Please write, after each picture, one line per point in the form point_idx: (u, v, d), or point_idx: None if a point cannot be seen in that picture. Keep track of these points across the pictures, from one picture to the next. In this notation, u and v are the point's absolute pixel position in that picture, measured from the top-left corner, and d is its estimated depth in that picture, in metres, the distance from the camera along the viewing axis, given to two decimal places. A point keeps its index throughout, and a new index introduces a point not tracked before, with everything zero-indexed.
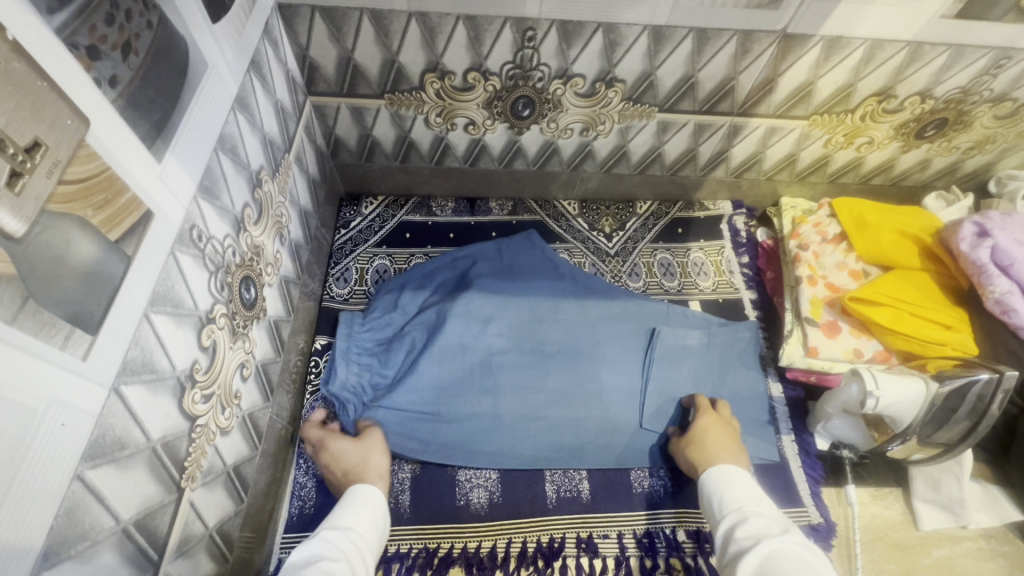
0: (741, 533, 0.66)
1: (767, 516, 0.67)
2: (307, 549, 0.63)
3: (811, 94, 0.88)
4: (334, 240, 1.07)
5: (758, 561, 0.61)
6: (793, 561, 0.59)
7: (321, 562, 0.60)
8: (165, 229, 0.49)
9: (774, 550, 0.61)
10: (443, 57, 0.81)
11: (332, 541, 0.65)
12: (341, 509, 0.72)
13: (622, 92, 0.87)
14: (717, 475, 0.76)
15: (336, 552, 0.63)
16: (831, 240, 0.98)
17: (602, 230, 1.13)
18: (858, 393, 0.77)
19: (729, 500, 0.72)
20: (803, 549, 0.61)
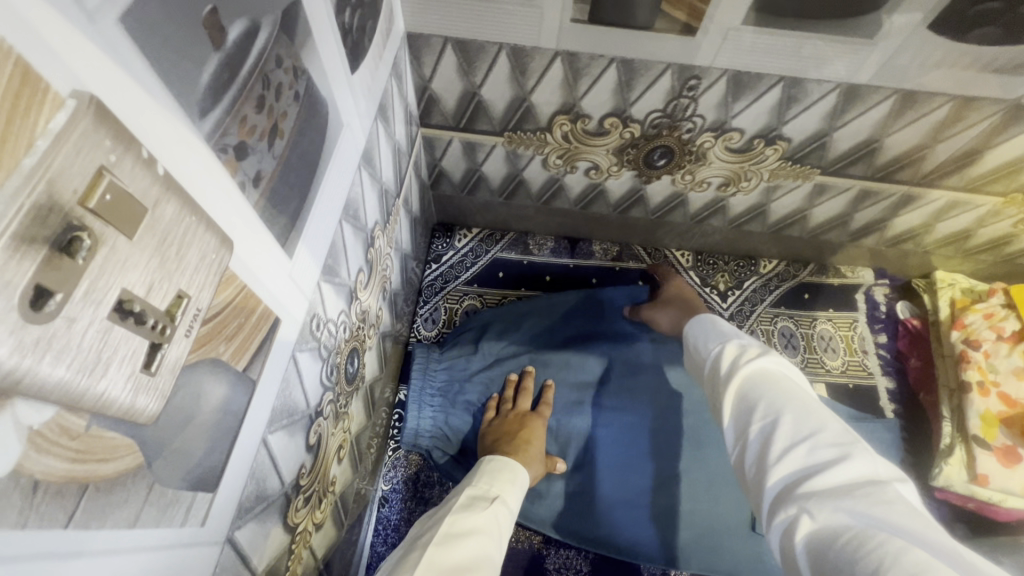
0: (722, 361, 0.54)
1: (746, 342, 0.55)
2: (468, 516, 0.53)
3: (1021, 170, 0.72)
4: (423, 275, 0.99)
5: (740, 385, 0.50)
6: (774, 379, 0.49)
7: (483, 537, 0.51)
8: (289, 332, 0.42)
9: (757, 372, 0.50)
10: (582, 99, 0.70)
11: (492, 515, 0.55)
12: (502, 468, 0.63)
13: (782, 152, 0.74)
14: (701, 321, 0.64)
15: (493, 526, 0.53)
16: (1007, 338, 0.82)
17: (716, 288, 1.00)
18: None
19: (708, 337, 0.60)
20: (782, 367, 0.51)
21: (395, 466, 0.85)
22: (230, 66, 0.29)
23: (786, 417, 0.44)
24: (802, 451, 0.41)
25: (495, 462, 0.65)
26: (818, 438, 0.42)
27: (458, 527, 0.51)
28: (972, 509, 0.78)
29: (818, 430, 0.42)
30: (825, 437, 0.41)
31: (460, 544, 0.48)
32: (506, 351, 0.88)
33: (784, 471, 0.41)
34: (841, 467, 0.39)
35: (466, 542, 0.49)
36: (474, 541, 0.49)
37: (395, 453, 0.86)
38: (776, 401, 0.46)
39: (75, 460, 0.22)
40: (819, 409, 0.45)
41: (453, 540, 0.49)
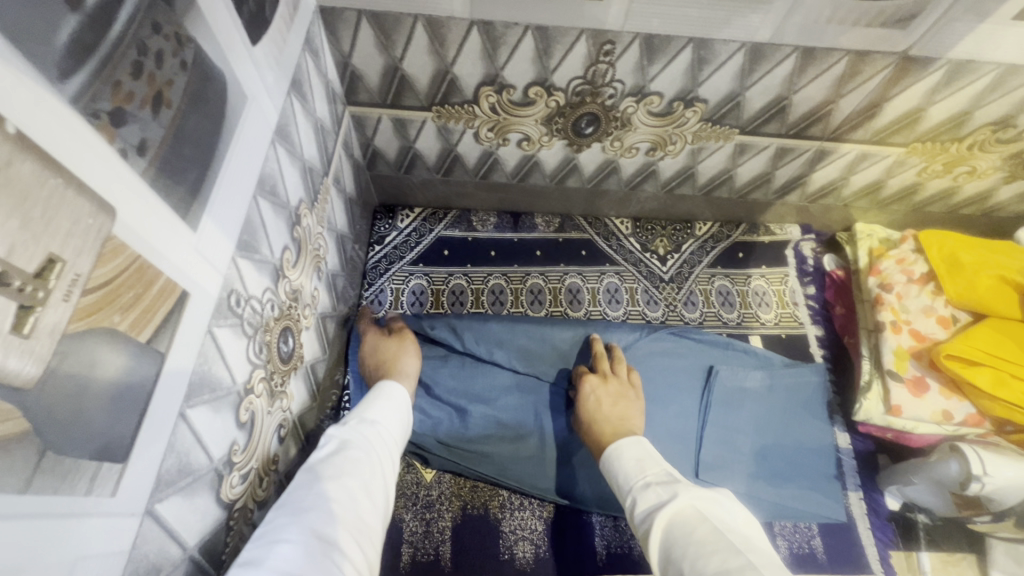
0: (640, 512, 0.57)
1: (658, 485, 0.59)
2: (331, 440, 0.58)
3: (917, 121, 0.77)
4: (367, 257, 0.99)
5: (661, 543, 0.53)
6: (684, 527, 0.52)
7: (333, 482, 0.52)
8: (202, 306, 0.42)
9: (673, 523, 0.53)
10: (504, 70, 0.71)
11: (348, 454, 0.56)
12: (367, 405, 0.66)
13: (701, 113, 0.77)
14: (609, 459, 0.68)
15: (358, 459, 0.56)
16: (917, 280, 0.89)
17: (656, 252, 1.04)
18: (959, 471, 0.69)
19: (624, 477, 0.64)
20: (694, 506, 0.54)
21: None
22: (95, 29, 0.29)
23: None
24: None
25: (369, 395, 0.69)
26: None
27: (304, 489, 0.51)
28: (891, 438, 0.85)
29: None
30: None
31: (305, 500, 0.50)
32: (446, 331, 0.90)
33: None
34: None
35: (315, 498, 0.50)
36: (322, 488, 0.51)
37: None
38: (697, 564, 0.47)
39: None
40: (726, 548, 0.48)
41: (299, 500, 0.50)
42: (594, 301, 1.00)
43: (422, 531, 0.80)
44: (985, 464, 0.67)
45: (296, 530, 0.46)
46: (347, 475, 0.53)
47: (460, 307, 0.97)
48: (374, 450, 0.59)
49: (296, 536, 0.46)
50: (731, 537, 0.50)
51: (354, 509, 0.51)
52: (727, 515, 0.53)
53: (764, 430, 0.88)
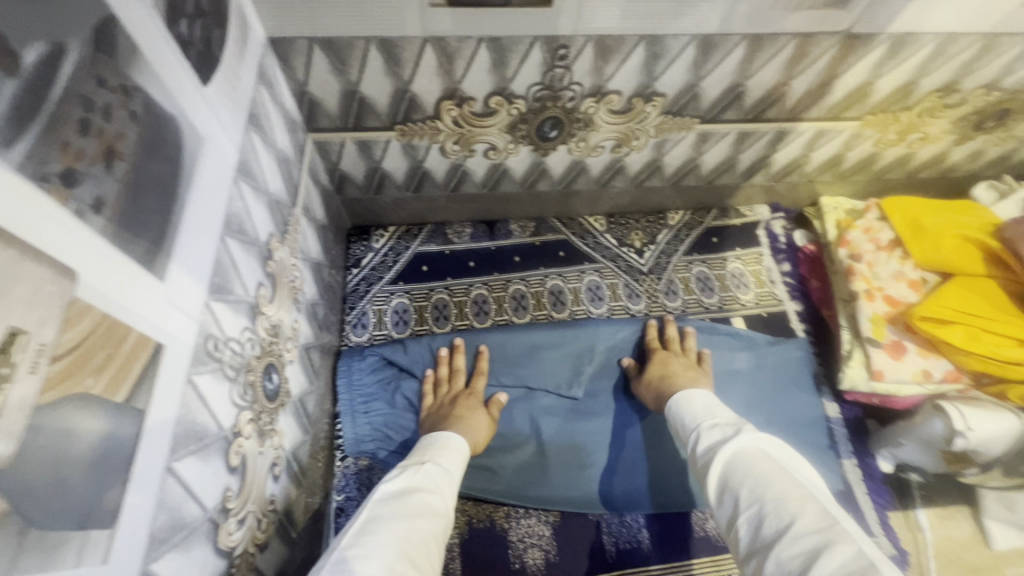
0: (705, 446, 0.63)
1: (724, 425, 0.64)
2: (404, 477, 0.62)
3: (868, 95, 0.79)
4: (345, 281, 0.98)
5: (721, 470, 0.57)
6: (745, 459, 0.56)
7: (406, 520, 0.55)
8: (180, 356, 0.41)
9: (737, 456, 0.57)
10: (462, 83, 0.71)
11: (421, 494, 0.60)
12: (435, 447, 0.70)
13: (661, 106, 0.78)
14: (678, 403, 0.74)
15: (429, 503, 0.59)
16: (885, 247, 0.91)
17: (632, 246, 1.05)
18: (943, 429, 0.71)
19: (691, 420, 0.69)
20: (758, 445, 0.58)
21: (346, 475, 0.82)
22: (35, 92, 0.28)
23: (762, 502, 0.51)
24: (772, 531, 0.49)
25: (429, 438, 0.73)
26: (797, 526, 0.47)
27: (380, 519, 0.55)
28: (877, 404, 0.87)
29: (795, 520, 0.48)
30: (802, 519, 0.47)
31: (379, 534, 0.52)
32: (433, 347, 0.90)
33: (768, 549, 0.47)
34: (819, 556, 0.44)
35: (391, 533, 0.53)
36: (397, 523, 0.54)
37: (345, 463, 0.82)
38: (756, 489, 0.52)
39: None
40: (785, 481, 0.52)
41: (375, 534, 0.53)
42: (577, 301, 1.00)
43: None
44: (965, 420, 0.68)
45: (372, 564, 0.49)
46: (417, 518, 0.56)
47: (445, 321, 0.97)
48: (440, 495, 0.62)
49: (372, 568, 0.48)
50: (794, 474, 0.53)
51: (423, 550, 0.53)
52: (791, 455, 0.56)
53: (755, 408, 0.90)
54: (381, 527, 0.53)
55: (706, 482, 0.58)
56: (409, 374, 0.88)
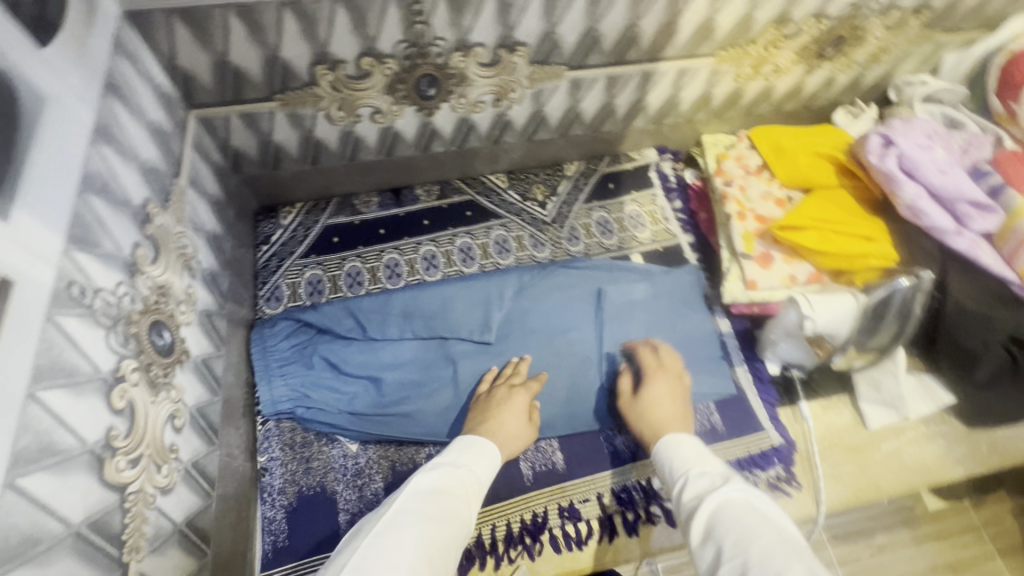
0: (691, 495, 0.65)
1: (712, 473, 0.67)
2: (433, 479, 0.68)
3: (713, 30, 0.87)
4: (256, 258, 1.00)
5: (710, 522, 0.60)
6: (733, 512, 0.59)
7: (431, 524, 0.61)
8: (34, 294, 0.44)
9: (727, 509, 0.60)
10: (329, 45, 0.75)
11: (447, 499, 0.66)
12: (471, 449, 0.76)
13: (526, 57, 0.84)
14: (666, 443, 0.75)
15: (455, 511, 0.65)
16: (754, 171, 1.00)
17: (535, 199, 1.11)
18: (796, 318, 0.81)
19: (678, 464, 0.71)
20: (748, 498, 0.61)
21: (268, 437, 0.84)
22: None
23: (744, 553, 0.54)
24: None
25: (464, 437, 0.78)
26: None
27: (410, 517, 0.62)
28: (758, 312, 0.93)
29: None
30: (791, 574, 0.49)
31: (406, 532, 0.59)
32: (347, 310, 0.94)
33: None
34: None
35: (418, 537, 0.59)
36: (428, 526, 0.61)
37: (265, 426, 0.85)
38: (742, 543, 0.55)
39: None
40: (771, 533, 0.55)
41: (401, 530, 0.60)
42: (486, 255, 1.05)
43: (357, 497, 0.83)
44: (809, 306, 0.80)
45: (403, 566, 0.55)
46: (444, 523, 0.63)
47: (359, 287, 1.01)
48: (464, 500, 0.68)
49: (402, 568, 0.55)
50: (781, 529, 0.56)
51: (442, 554, 0.59)
52: (772, 510, 0.60)
53: (655, 331, 0.97)
54: (406, 529, 0.60)
55: (694, 530, 0.61)
56: (325, 336, 0.92)
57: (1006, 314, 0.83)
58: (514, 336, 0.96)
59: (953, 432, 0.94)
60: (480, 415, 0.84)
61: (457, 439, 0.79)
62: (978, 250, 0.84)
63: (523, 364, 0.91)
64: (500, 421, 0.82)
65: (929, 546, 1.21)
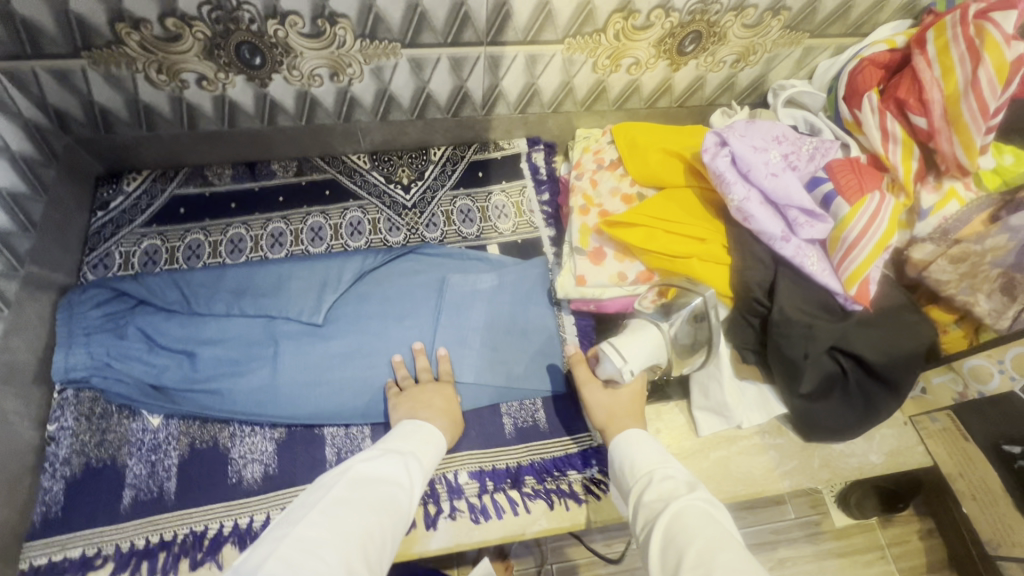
0: (653, 498, 0.64)
1: (675, 478, 0.65)
2: (374, 466, 0.65)
3: (552, 16, 0.85)
4: (90, 224, 0.97)
5: (668, 528, 0.59)
6: (692, 518, 0.58)
7: (371, 514, 0.59)
8: None
9: (684, 514, 0.59)
10: (124, 2, 0.72)
11: (391, 488, 0.63)
12: (416, 440, 0.73)
13: (351, 29, 0.81)
14: (625, 444, 0.74)
15: (393, 497, 0.63)
16: (608, 166, 0.99)
17: (399, 182, 1.08)
18: (613, 370, 0.76)
19: (638, 465, 0.70)
20: (709, 506, 0.60)
21: (63, 406, 0.83)
22: None
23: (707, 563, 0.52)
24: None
25: (408, 425, 0.76)
26: None
27: (348, 504, 0.59)
28: (595, 310, 0.93)
29: None
30: None
31: (342, 523, 0.56)
32: (172, 281, 0.91)
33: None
34: None
35: (357, 527, 0.56)
36: (361, 517, 0.58)
37: (63, 394, 0.83)
38: (702, 554, 0.53)
39: None
40: (732, 542, 0.54)
41: (336, 520, 0.56)
42: (336, 236, 1.03)
43: (147, 472, 0.80)
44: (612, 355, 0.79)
45: (335, 554, 0.52)
46: (380, 512, 0.60)
47: (197, 260, 0.97)
48: (404, 487, 0.65)
49: (335, 556, 0.52)
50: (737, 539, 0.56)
51: (377, 546, 0.57)
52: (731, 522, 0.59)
53: (493, 324, 0.95)
54: (341, 515, 0.57)
55: (653, 537, 0.59)
56: (143, 305, 0.89)
57: (828, 326, 0.81)
58: (346, 319, 0.93)
59: (787, 445, 0.92)
60: (410, 404, 0.83)
61: (402, 424, 0.78)
62: (803, 257, 0.82)
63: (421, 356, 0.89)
64: (436, 402, 0.83)
65: (831, 562, 1.19)
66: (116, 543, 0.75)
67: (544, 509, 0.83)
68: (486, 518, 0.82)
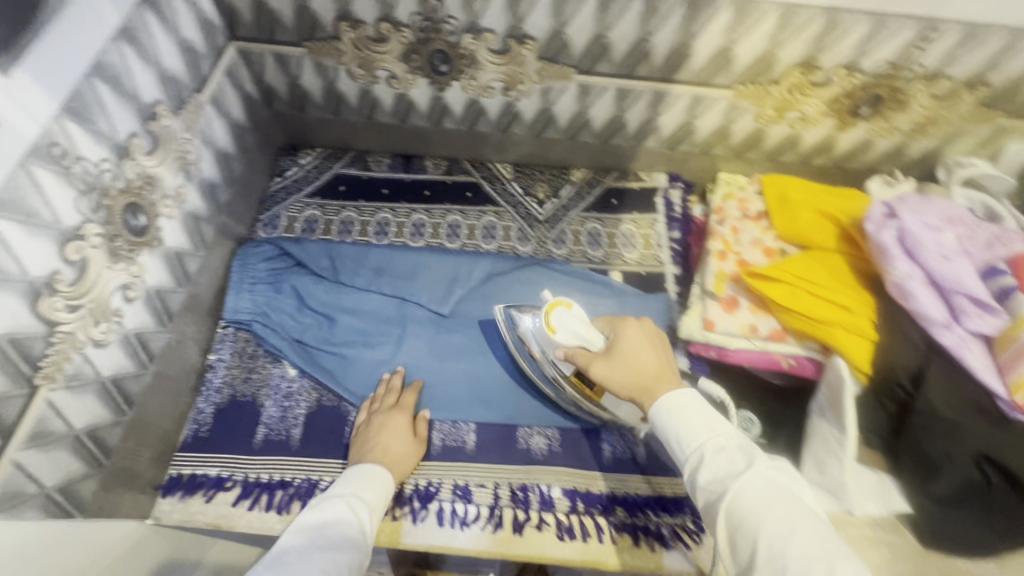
0: (707, 477, 0.55)
1: (731, 448, 0.56)
2: (314, 515, 0.63)
3: (730, 61, 0.85)
4: (268, 187, 1.10)
5: (733, 515, 0.52)
6: (764, 498, 0.51)
7: (322, 551, 0.56)
8: (16, 142, 0.53)
9: (750, 498, 0.52)
10: (352, 5, 0.83)
11: (336, 527, 0.61)
12: (359, 478, 0.72)
13: (534, 51, 0.86)
14: (663, 408, 0.62)
15: (343, 535, 0.60)
16: (753, 216, 0.97)
17: (535, 196, 1.12)
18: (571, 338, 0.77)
19: (683, 433, 0.59)
20: (773, 473, 0.53)
21: (223, 340, 0.94)
22: None
23: (786, 564, 0.46)
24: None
25: (352, 469, 0.74)
26: None
27: (295, 551, 0.56)
28: (715, 357, 0.90)
29: None
30: None
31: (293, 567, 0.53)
32: (327, 250, 1.02)
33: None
34: None
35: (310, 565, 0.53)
36: (314, 556, 0.55)
37: (224, 330, 0.95)
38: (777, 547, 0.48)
39: None
40: (814, 528, 0.49)
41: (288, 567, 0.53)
42: (471, 236, 1.09)
43: (278, 415, 0.89)
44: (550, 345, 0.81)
45: None
46: (335, 548, 0.57)
47: (347, 234, 1.07)
48: (353, 525, 0.63)
49: None
50: (815, 517, 0.50)
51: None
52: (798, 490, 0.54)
53: None
54: (294, 559, 0.54)
55: (719, 517, 0.53)
56: (300, 268, 1.00)
57: (982, 429, 0.70)
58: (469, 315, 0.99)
59: (904, 547, 0.82)
60: (364, 441, 0.82)
61: (346, 470, 0.76)
62: (966, 350, 0.73)
63: (398, 376, 0.91)
64: (385, 444, 0.81)
65: None
66: (245, 473, 0.84)
67: (629, 544, 0.82)
68: (572, 537, 0.81)
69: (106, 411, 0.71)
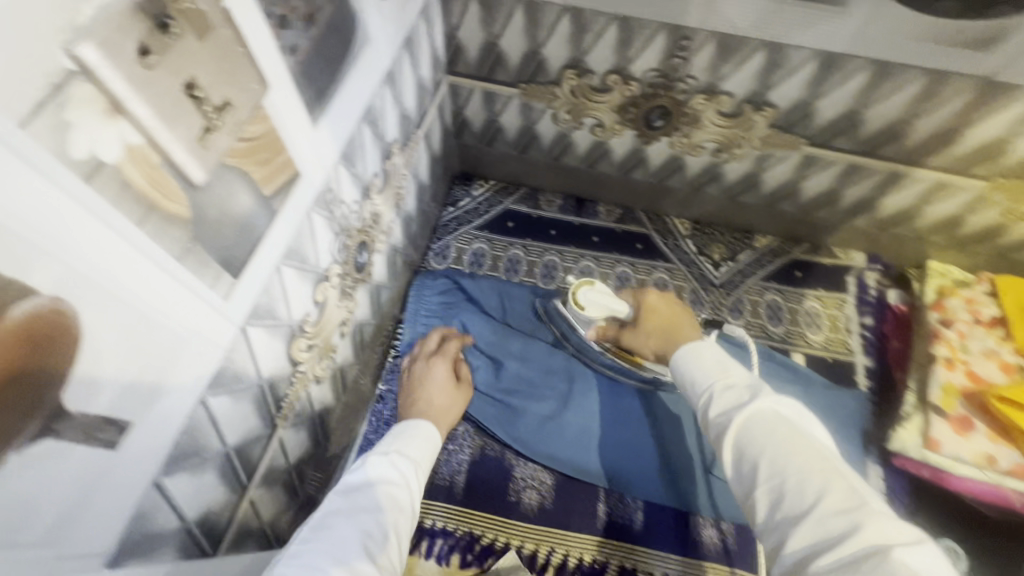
0: (717, 411, 0.52)
1: (743, 387, 0.53)
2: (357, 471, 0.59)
3: (1001, 152, 0.75)
4: (440, 215, 1.10)
5: (740, 445, 0.49)
6: (771, 427, 0.48)
7: (358, 518, 0.52)
8: (308, 190, 0.54)
9: (754, 431, 0.48)
10: (587, 55, 0.79)
11: (385, 488, 0.57)
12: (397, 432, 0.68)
13: (770, 118, 0.80)
14: (682, 355, 0.61)
15: (389, 495, 0.57)
16: (985, 322, 0.87)
17: (711, 257, 1.05)
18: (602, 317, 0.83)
19: (701, 375, 0.56)
20: (781, 409, 0.50)
21: (391, 371, 0.93)
22: None
23: (789, 484, 0.45)
24: (801, 513, 0.43)
25: (397, 425, 0.71)
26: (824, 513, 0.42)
27: (341, 516, 0.52)
28: (927, 478, 0.81)
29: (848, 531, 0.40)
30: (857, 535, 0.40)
31: (334, 536, 0.50)
32: (497, 288, 1.00)
33: (794, 544, 0.42)
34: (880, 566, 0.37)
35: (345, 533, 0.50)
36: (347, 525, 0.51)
37: (394, 359, 0.94)
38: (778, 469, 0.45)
39: (150, 184, 0.34)
40: (817, 449, 0.46)
41: (326, 533, 0.50)
42: None
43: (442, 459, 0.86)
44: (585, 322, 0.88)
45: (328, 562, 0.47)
46: (374, 512, 0.53)
47: (514, 274, 1.05)
48: (408, 487, 0.59)
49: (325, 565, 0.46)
50: (823, 449, 0.46)
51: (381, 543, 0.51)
52: (808, 423, 0.49)
53: None
54: (337, 524, 0.51)
55: (724, 447, 0.50)
56: (470, 303, 0.99)
57: None
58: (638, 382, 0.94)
59: None
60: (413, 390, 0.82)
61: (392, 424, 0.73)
62: None
63: (443, 335, 0.90)
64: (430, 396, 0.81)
65: None
66: None
67: None
68: None
69: (309, 444, 0.71)
